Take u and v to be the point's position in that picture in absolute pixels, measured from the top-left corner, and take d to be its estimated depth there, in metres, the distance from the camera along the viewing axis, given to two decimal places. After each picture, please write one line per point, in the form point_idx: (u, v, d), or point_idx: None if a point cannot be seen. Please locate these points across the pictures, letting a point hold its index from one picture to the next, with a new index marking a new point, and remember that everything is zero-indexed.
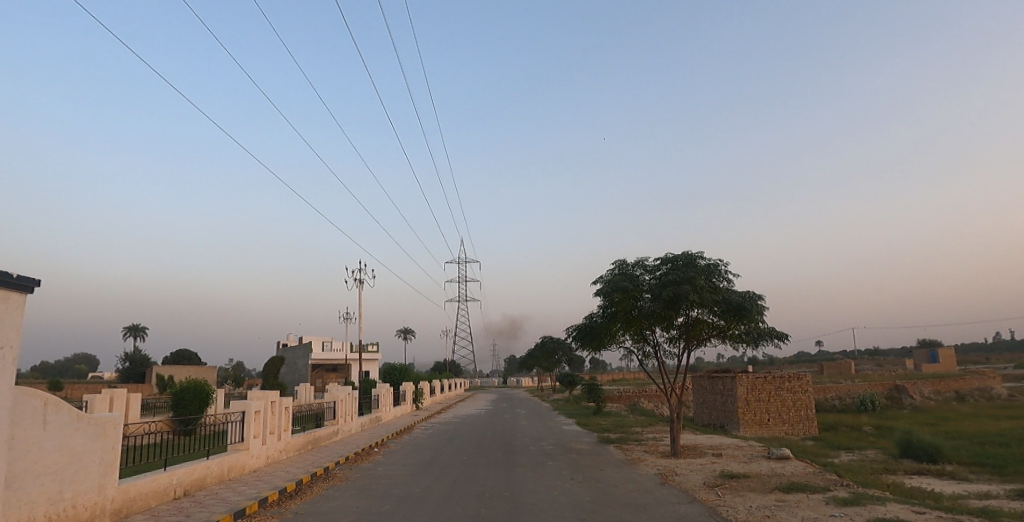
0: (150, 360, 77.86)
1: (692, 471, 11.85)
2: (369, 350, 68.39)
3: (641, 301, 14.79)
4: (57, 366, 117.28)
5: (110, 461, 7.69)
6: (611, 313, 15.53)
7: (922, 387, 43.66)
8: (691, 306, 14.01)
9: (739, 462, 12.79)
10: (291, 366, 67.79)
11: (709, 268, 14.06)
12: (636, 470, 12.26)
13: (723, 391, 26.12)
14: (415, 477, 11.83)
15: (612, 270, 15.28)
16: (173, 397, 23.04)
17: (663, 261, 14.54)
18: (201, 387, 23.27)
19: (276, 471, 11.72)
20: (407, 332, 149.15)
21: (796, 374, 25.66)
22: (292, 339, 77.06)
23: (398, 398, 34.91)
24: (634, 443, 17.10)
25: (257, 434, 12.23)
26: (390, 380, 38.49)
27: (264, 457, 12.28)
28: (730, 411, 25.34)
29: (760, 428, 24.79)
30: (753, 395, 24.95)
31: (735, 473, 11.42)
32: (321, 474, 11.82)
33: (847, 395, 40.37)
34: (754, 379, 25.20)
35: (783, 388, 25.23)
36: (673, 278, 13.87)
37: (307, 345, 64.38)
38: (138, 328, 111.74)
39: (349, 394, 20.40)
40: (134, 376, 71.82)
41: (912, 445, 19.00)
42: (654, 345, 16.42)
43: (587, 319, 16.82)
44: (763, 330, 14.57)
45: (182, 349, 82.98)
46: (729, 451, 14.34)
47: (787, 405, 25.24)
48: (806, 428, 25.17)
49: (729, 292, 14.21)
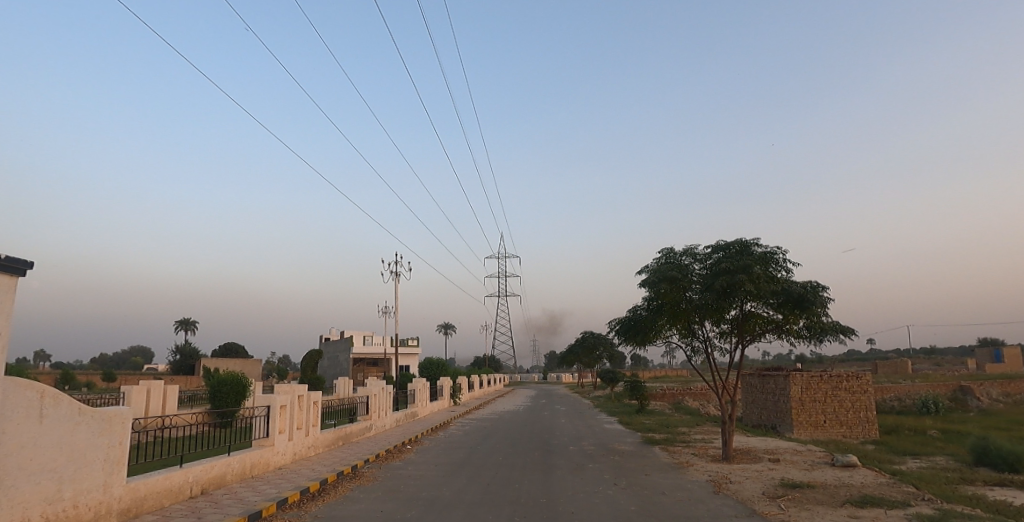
0: (199, 352, 80.25)
1: (748, 479, 10.76)
2: (408, 345, 68.68)
3: (691, 292, 13.72)
4: (116, 358, 123.38)
5: (117, 457, 7.22)
6: (657, 306, 14.50)
7: (990, 388, 40.80)
8: (747, 298, 12.75)
9: (800, 469, 11.61)
10: (332, 359, 68.73)
11: (766, 256, 12.86)
12: (685, 476, 11.24)
13: (774, 391, 24.63)
14: (445, 478, 11.11)
15: (658, 260, 14.25)
16: (211, 388, 23.06)
17: (715, 249, 13.41)
18: (239, 380, 23.20)
19: (301, 469, 11.19)
20: (446, 327, 150.17)
21: (855, 373, 23.97)
22: (333, 333, 78.11)
23: (435, 393, 34.48)
24: (680, 445, 16.01)
25: (283, 429, 11.71)
26: (427, 374, 38.13)
27: (289, 453, 11.77)
28: (783, 412, 23.87)
29: (816, 430, 23.26)
30: (808, 395, 23.42)
31: (798, 483, 10.25)
32: (348, 473, 11.20)
33: (907, 395, 37.97)
34: (809, 378, 23.65)
35: (840, 388, 23.62)
36: (727, 267, 12.73)
37: (348, 339, 65.06)
38: (188, 321, 115.85)
39: (383, 389, 19.88)
40: (186, 368, 74.22)
41: (988, 452, 17.26)
42: (704, 340, 15.28)
43: (631, 313, 15.84)
44: (827, 325, 13.15)
45: (231, 342, 85.56)
46: (787, 457, 13.12)
47: (845, 406, 23.60)
48: (866, 431, 23.45)
49: (789, 283, 12.95)
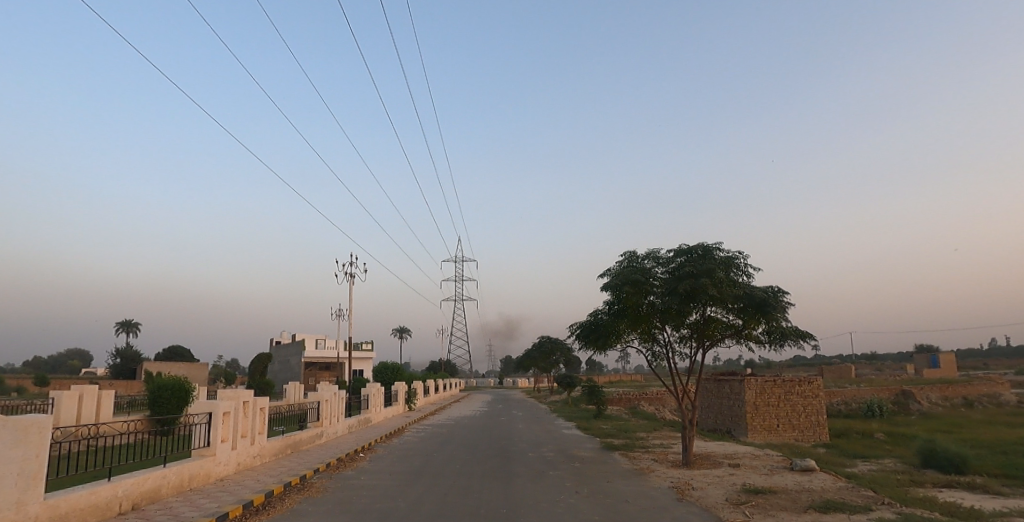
0: (141, 356, 76.41)
1: (710, 485, 10.64)
2: (363, 349, 67.16)
3: (653, 295, 13.60)
4: (50, 362, 116.49)
5: (33, 471, 6.44)
6: (619, 310, 14.33)
7: (929, 392, 42.66)
8: (709, 302, 12.69)
9: (760, 474, 11.60)
10: (283, 363, 66.52)
11: (728, 261, 12.85)
12: (647, 483, 11.06)
13: (730, 395, 24.93)
14: (402, 488, 10.59)
15: (620, 263, 14.10)
16: (150, 394, 21.71)
17: (678, 253, 13.34)
18: (181, 385, 21.92)
19: (246, 480, 10.46)
20: (403, 330, 148.06)
21: (807, 377, 24.49)
22: (285, 336, 75.72)
23: (390, 398, 33.63)
24: (640, 450, 15.89)
25: (226, 437, 10.95)
26: (382, 379, 37.17)
27: (232, 463, 11.00)
28: (738, 416, 24.19)
29: (769, 434, 23.66)
30: (762, 400, 23.80)
31: (760, 488, 10.19)
32: (296, 484, 10.54)
33: (853, 399, 39.25)
34: (763, 382, 24.02)
35: (793, 393, 24.10)
36: (690, 271, 12.64)
37: (300, 342, 63.10)
38: (130, 324, 110.38)
39: (335, 394, 19.10)
40: (126, 372, 70.51)
41: (934, 454, 17.83)
42: (665, 344, 15.20)
43: (591, 317, 15.63)
44: (787, 329, 13.21)
45: (176, 344, 81.86)
46: (747, 462, 13.13)
47: (797, 410, 24.09)
48: (816, 435, 24.00)
49: (751, 288, 12.96)
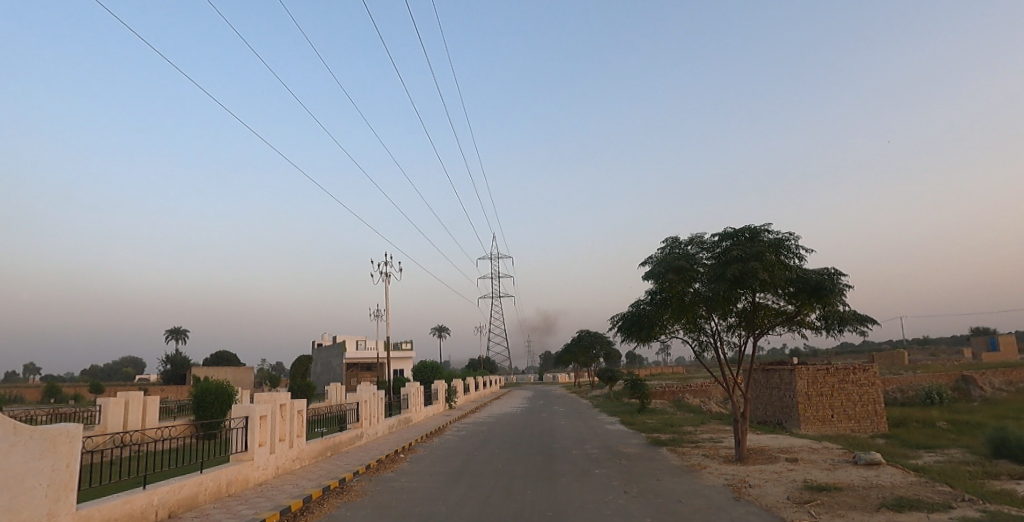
0: (191, 362, 78.85)
1: (768, 483, 9.96)
2: (402, 349, 67.74)
3: (699, 282, 12.91)
4: (107, 369, 121.76)
5: (63, 482, 6.30)
6: (663, 299, 13.69)
7: (993, 377, 40.37)
8: (760, 288, 11.92)
9: (821, 469, 10.84)
10: (325, 365, 67.58)
11: (778, 243, 12.04)
12: (699, 481, 10.45)
13: (779, 385, 23.93)
14: (441, 490, 10.22)
15: (661, 250, 13.48)
16: (194, 399, 21.99)
17: (723, 237, 12.62)
18: (223, 389, 22.16)
19: (284, 485, 10.27)
20: (440, 329, 149.10)
21: (861, 365, 23.28)
22: (326, 338, 76.94)
23: (430, 397, 33.59)
24: (689, 446, 15.19)
25: (264, 441, 10.79)
26: (421, 378, 37.16)
27: (271, 467, 10.84)
28: (788, 407, 23.19)
29: (824, 425, 22.59)
30: (815, 389, 22.73)
31: (824, 485, 9.44)
32: (335, 488, 10.31)
33: (910, 387, 37.37)
34: (815, 371, 22.94)
35: (847, 381, 22.94)
36: (737, 255, 11.90)
37: (341, 344, 64.03)
38: (179, 331, 114.17)
39: (375, 395, 18.98)
40: (177, 378, 72.76)
41: (1007, 443, 16.56)
42: (713, 334, 14.45)
43: (633, 307, 15.04)
44: (845, 313, 12.32)
45: (222, 350, 84.18)
46: (805, 456, 12.35)
47: (852, 399, 22.93)
48: (875, 425, 22.77)
49: (804, 270, 12.10)
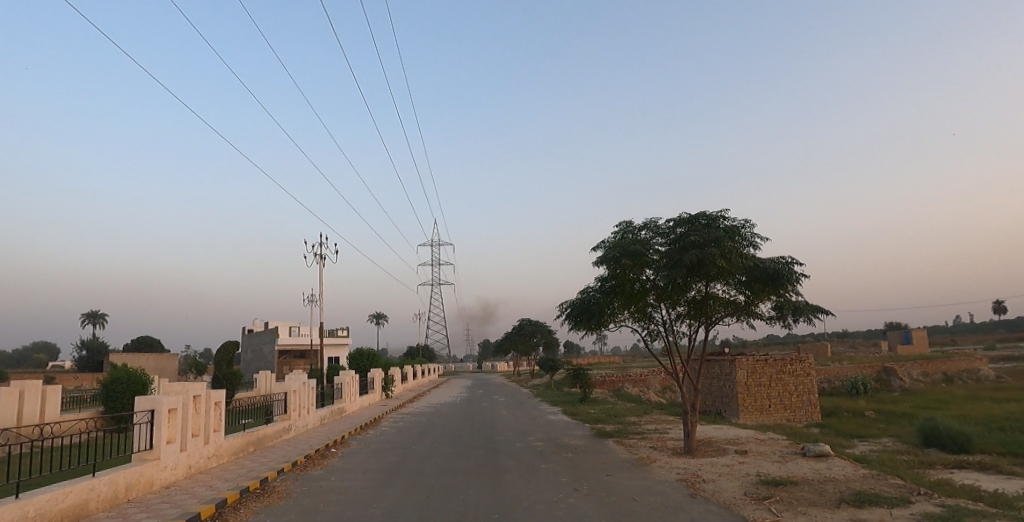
0: (107, 347, 73.50)
1: (722, 477, 9.60)
2: (339, 336, 65.52)
3: (653, 269, 12.43)
4: (14, 354, 112.47)
5: None
6: (614, 286, 13.15)
7: (910, 369, 42.87)
8: (717, 275, 11.55)
9: (772, 462, 10.63)
10: (256, 352, 64.42)
11: (735, 229, 11.70)
12: (652, 476, 9.97)
13: (720, 376, 24.18)
14: (376, 492, 9.28)
15: (614, 234, 12.92)
16: (102, 389, 19.87)
17: (679, 222, 12.19)
18: (136, 377, 20.14)
19: (196, 487, 9.04)
20: (380, 316, 146.13)
21: (798, 356, 23.78)
22: (258, 324, 73.44)
23: (366, 386, 32.25)
24: (636, 437, 14.82)
25: (173, 438, 9.46)
26: (357, 366, 35.67)
27: (180, 467, 9.55)
28: (728, 397, 23.47)
29: (761, 415, 22.97)
30: (754, 380, 23.06)
31: (779, 480, 9.15)
32: (255, 489, 9.17)
33: (836, 377, 39.11)
34: (754, 362, 23.27)
35: (784, 372, 23.39)
36: (695, 240, 11.45)
37: (274, 330, 61.12)
38: (96, 315, 106.59)
39: (305, 385, 17.65)
40: (92, 365, 67.50)
41: (936, 433, 17.15)
42: (663, 323, 14.05)
43: (582, 294, 14.44)
44: (798, 303, 12.15)
45: (143, 336, 78.98)
46: (753, 448, 12.16)
47: (789, 390, 23.40)
48: (808, 414, 23.39)
49: (759, 258, 11.81)
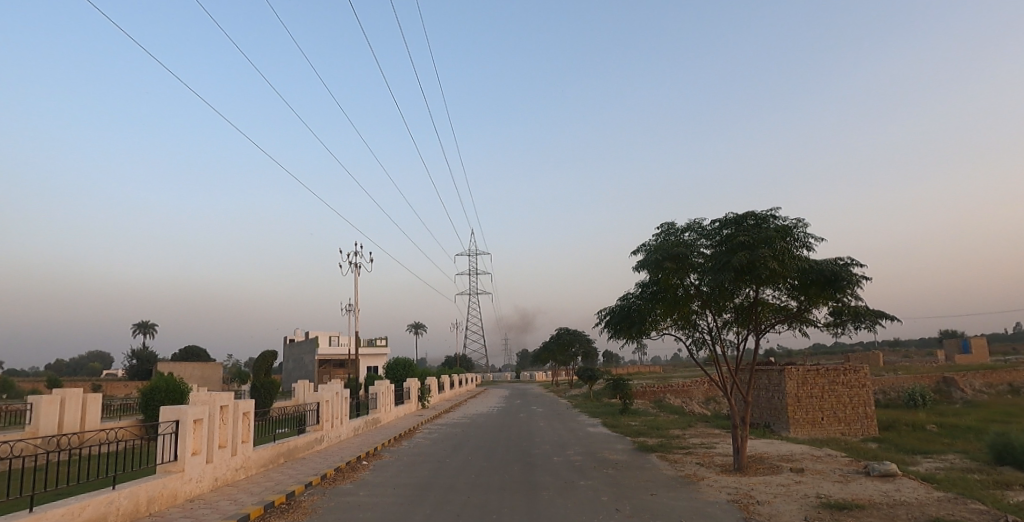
0: (156, 357, 75.85)
1: (778, 499, 8.79)
2: (376, 346, 65.99)
3: (698, 272, 11.71)
4: (73, 363, 117.66)
5: None
6: (656, 292, 12.44)
7: (973, 379, 40.37)
8: (769, 278, 10.73)
9: (833, 482, 9.74)
10: (296, 361, 65.36)
11: (788, 229, 10.89)
12: (699, 496, 9.23)
13: (767, 387, 23.02)
14: (404, 508, 8.79)
15: (655, 236, 12.25)
16: (141, 397, 20.07)
17: (725, 223, 11.43)
18: (175, 385, 20.29)
19: (221, 501, 8.75)
20: (416, 326, 147.20)
21: (852, 366, 22.42)
22: (298, 335, 74.63)
23: (401, 396, 32.06)
24: (680, 452, 13.99)
25: (199, 450, 9.23)
26: (392, 376, 35.53)
27: (206, 480, 9.29)
28: (777, 409, 22.28)
29: (813, 428, 21.70)
30: (804, 391, 21.83)
31: (843, 503, 8.30)
32: (280, 504, 8.84)
33: (892, 388, 37.05)
34: (805, 372, 22.04)
35: (837, 383, 22.07)
36: (744, 241, 10.70)
37: (313, 340, 61.93)
38: (147, 325, 110.65)
39: (338, 395, 17.42)
40: (142, 374, 69.67)
41: (1012, 450, 15.73)
42: (709, 331, 13.26)
43: (622, 301, 13.75)
44: (858, 308, 11.21)
45: (191, 345, 81.31)
46: (810, 466, 11.25)
47: (843, 401, 22.06)
48: (865, 428, 21.96)
49: (815, 260, 10.96)
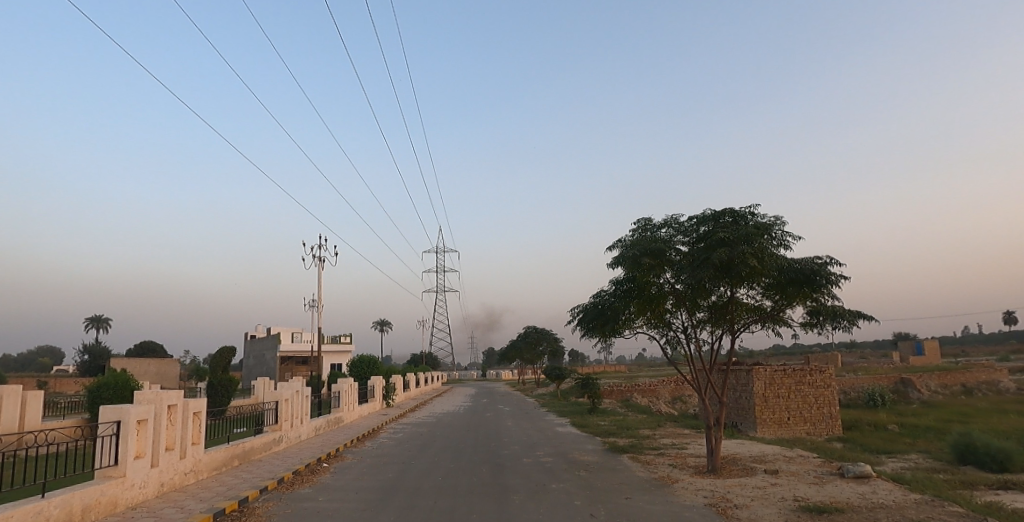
0: (108, 352, 72.75)
1: (756, 502, 8.56)
2: (342, 343, 64.65)
3: (674, 269, 11.47)
4: (19, 358, 112.01)
5: None
6: (631, 289, 12.14)
7: (929, 380, 41.66)
8: (748, 276, 10.53)
9: (809, 484, 9.59)
10: (258, 358, 63.49)
11: (766, 226, 10.72)
12: (676, 499, 8.93)
13: (735, 386, 23.11)
14: (367, 515, 8.24)
15: (631, 232, 11.94)
16: (86, 394, 18.89)
17: (703, 219, 11.21)
18: (124, 382, 19.17)
19: (166, 509, 8.05)
20: (383, 323, 145.33)
21: (818, 366, 22.65)
22: (261, 330, 72.60)
23: (366, 394, 31.22)
24: (652, 453, 13.74)
25: (142, 453, 8.49)
26: (357, 374, 34.61)
27: (149, 487, 8.55)
28: (745, 409, 22.37)
29: (780, 428, 21.85)
30: (772, 391, 21.96)
31: (822, 506, 8.11)
32: (232, 511, 8.19)
33: (853, 388, 37.92)
34: (773, 372, 22.17)
35: (803, 383, 22.28)
36: (723, 238, 10.47)
37: (275, 336, 60.24)
38: (100, 318, 106.33)
39: (299, 393, 16.67)
40: (93, 369, 66.58)
41: (973, 450, 16.01)
42: (683, 329, 13.03)
43: (595, 299, 13.41)
44: (833, 307, 11.12)
45: (146, 341, 78.25)
46: (784, 467, 11.12)
47: (808, 402, 22.27)
48: (829, 428, 22.21)
49: (792, 258, 10.83)
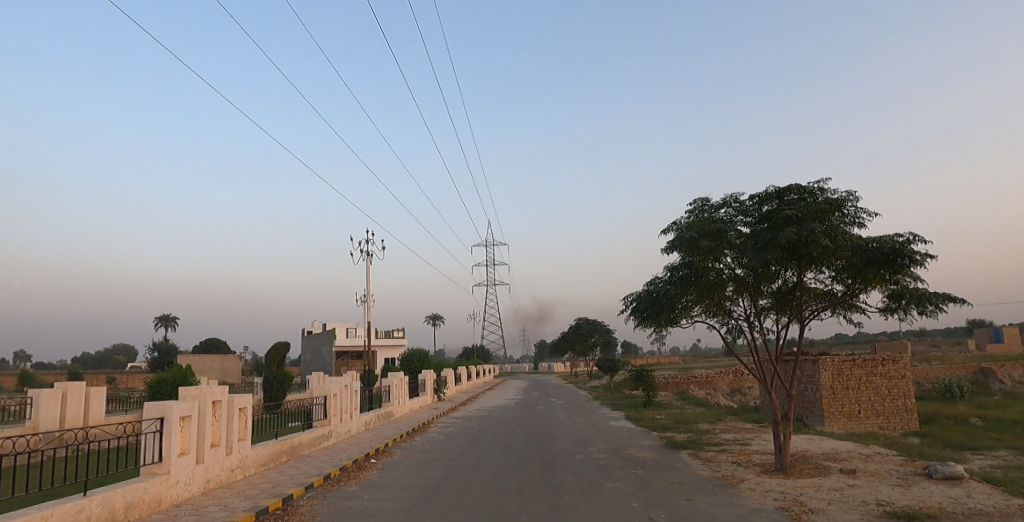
0: (174, 349, 76.33)
1: (833, 506, 7.74)
2: (394, 338, 65.67)
3: (735, 252, 10.64)
4: (98, 356, 119.30)
5: None
6: (688, 275, 11.35)
7: (1012, 369, 38.61)
8: (819, 257, 9.61)
9: (893, 486, 8.63)
10: (314, 353, 65.26)
11: (838, 203, 9.78)
12: (743, 502, 8.18)
13: (800, 378, 21.83)
14: (409, 516, 7.86)
15: (688, 214, 11.17)
16: (148, 389, 19.51)
17: (767, 197, 10.35)
18: (181, 377, 19.70)
19: (209, 507, 7.91)
20: (434, 317, 147.27)
21: (891, 356, 21.03)
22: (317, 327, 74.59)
23: (417, 388, 31.33)
24: (713, 450, 12.93)
25: (187, 450, 8.43)
26: (408, 368, 34.82)
27: (195, 483, 8.48)
28: (811, 402, 21.11)
29: (849, 422, 20.49)
30: (840, 382, 20.60)
31: (912, 512, 7.21)
32: (274, 511, 7.98)
33: (927, 379, 35.49)
34: (841, 362, 20.74)
35: (875, 374, 20.77)
36: (790, 216, 9.60)
37: (330, 332, 61.76)
38: (167, 318, 112.19)
39: (348, 388, 16.61)
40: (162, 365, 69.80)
41: None
42: (744, 317, 12.16)
43: (649, 286, 12.68)
44: (915, 290, 10.06)
45: (211, 338, 81.79)
46: (861, 466, 10.16)
47: (880, 394, 20.77)
48: (905, 422, 20.62)
49: (868, 237, 9.86)
